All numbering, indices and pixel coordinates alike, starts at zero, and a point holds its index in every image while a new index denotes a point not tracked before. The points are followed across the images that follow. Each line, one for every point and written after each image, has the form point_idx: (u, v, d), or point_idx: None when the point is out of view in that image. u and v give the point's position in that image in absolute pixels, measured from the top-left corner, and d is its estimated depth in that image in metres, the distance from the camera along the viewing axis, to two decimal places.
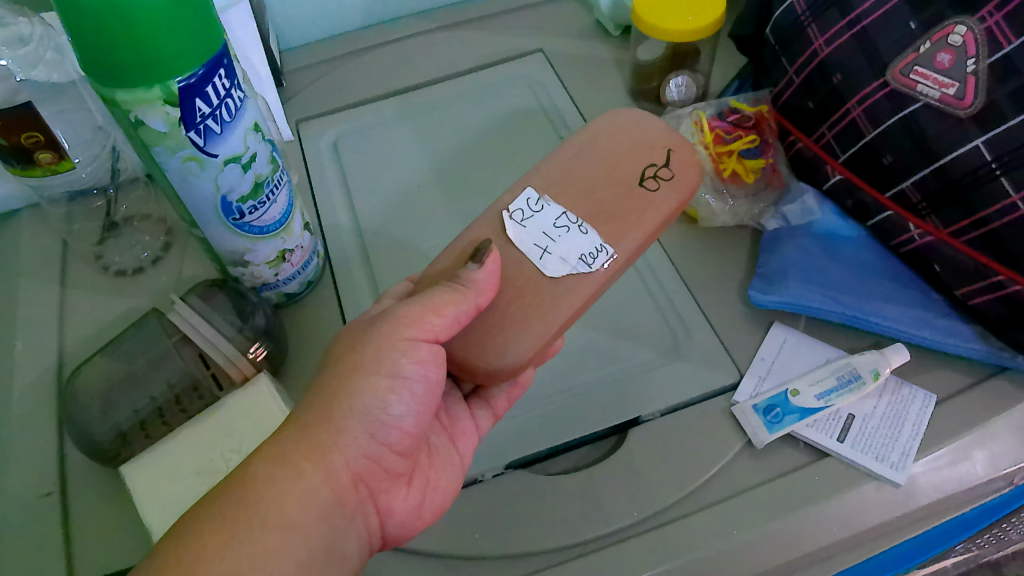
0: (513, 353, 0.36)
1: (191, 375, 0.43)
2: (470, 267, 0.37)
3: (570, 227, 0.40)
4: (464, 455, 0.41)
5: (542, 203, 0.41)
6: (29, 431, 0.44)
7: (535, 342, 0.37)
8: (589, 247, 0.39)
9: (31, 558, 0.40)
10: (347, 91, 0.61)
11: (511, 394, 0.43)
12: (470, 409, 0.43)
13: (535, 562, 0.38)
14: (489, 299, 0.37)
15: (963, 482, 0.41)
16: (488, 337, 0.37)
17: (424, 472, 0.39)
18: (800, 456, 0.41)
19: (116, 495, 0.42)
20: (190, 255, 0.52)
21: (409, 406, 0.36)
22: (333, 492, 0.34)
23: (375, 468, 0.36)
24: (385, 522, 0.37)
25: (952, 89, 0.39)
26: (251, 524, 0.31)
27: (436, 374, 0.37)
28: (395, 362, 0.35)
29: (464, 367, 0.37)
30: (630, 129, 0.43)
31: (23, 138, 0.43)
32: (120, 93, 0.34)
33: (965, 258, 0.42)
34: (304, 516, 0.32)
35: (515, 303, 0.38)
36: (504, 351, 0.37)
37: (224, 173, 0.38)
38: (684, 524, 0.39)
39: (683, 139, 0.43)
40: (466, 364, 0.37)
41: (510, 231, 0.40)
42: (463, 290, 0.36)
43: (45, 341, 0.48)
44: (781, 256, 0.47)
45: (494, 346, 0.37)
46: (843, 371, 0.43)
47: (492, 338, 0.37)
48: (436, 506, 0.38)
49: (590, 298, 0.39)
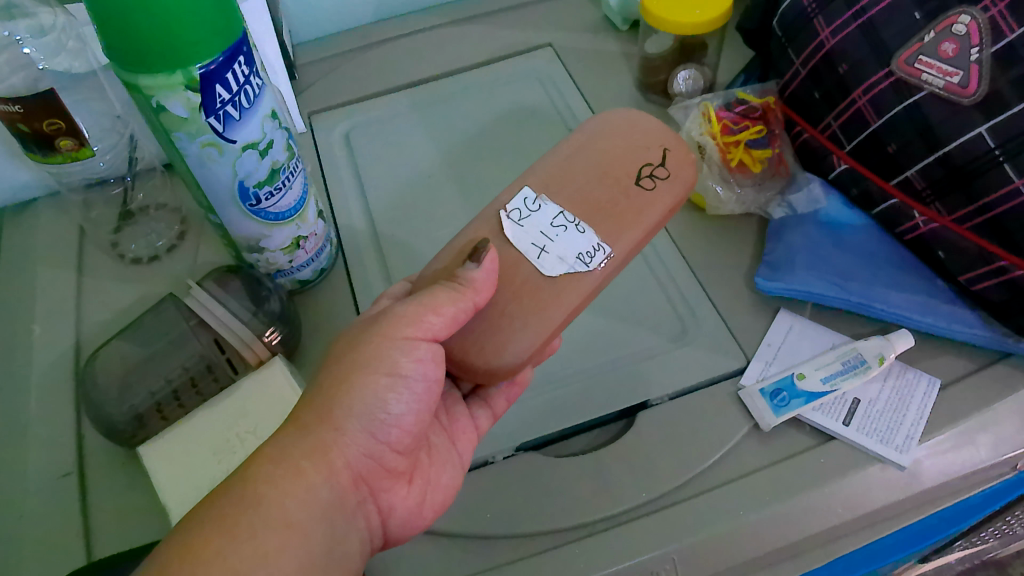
0: (512, 351, 0.37)
1: (204, 358, 0.44)
2: (468, 266, 0.37)
3: (568, 226, 0.40)
4: (464, 456, 0.41)
5: (539, 202, 0.41)
6: (48, 413, 0.45)
7: (535, 338, 0.37)
8: (586, 247, 0.39)
9: (51, 534, 0.41)
10: (358, 84, 0.62)
11: (510, 392, 0.42)
12: (469, 408, 0.43)
13: (545, 542, 0.39)
14: (487, 297, 0.37)
15: (966, 465, 0.41)
16: (488, 336, 0.38)
17: (424, 470, 0.39)
18: (806, 439, 0.42)
19: (132, 475, 0.43)
20: (204, 243, 0.53)
21: (409, 404, 0.37)
22: (333, 491, 0.34)
23: (375, 466, 0.37)
24: (386, 520, 0.37)
25: (954, 78, 0.40)
26: (254, 521, 0.32)
27: (435, 373, 0.37)
28: (395, 360, 0.36)
29: (463, 366, 0.38)
30: (629, 127, 0.44)
31: (44, 125, 0.44)
32: (142, 79, 0.34)
33: (968, 243, 0.43)
34: (304, 514, 0.33)
35: (513, 301, 0.38)
36: (503, 350, 0.37)
37: (242, 159, 0.39)
38: (692, 505, 0.40)
39: (677, 138, 0.43)
40: (464, 363, 0.38)
41: (507, 231, 0.40)
42: (462, 289, 0.36)
43: (63, 325, 0.49)
44: (787, 246, 0.48)
45: (493, 344, 0.37)
46: (848, 356, 0.44)
47: (491, 336, 0.38)
48: (436, 504, 0.39)
49: (592, 289, 0.39)
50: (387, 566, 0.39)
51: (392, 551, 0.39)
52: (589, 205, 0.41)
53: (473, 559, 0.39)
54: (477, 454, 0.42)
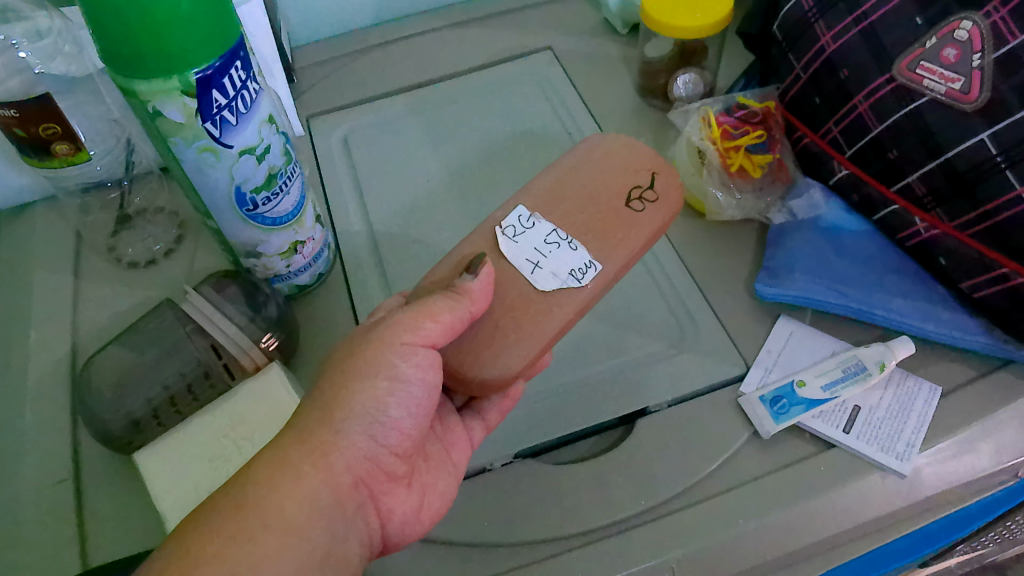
0: (505, 363, 0.37)
1: (202, 364, 0.44)
2: (465, 277, 0.37)
3: (561, 243, 0.40)
4: (459, 465, 0.41)
5: (533, 219, 0.41)
6: (44, 418, 0.45)
7: (528, 352, 0.37)
8: (579, 263, 0.39)
9: (47, 542, 0.40)
10: (357, 88, 0.61)
11: (503, 405, 0.42)
12: (462, 419, 0.42)
13: (542, 550, 0.39)
14: (483, 308, 0.37)
15: (968, 473, 0.41)
16: (482, 347, 0.37)
17: (422, 475, 0.39)
18: (806, 447, 0.42)
19: (129, 482, 0.42)
20: (202, 247, 0.53)
21: (408, 409, 0.36)
22: (333, 494, 0.34)
23: (375, 469, 0.36)
24: (385, 524, 0.37)
25: (956, 84, 0.39)
26: (253, 526, 0.31)
27: (434, 379, 0.36)
28: (393, 364, 0.35)
29: (458, 376, 0.37)
30: (616, 152, 0.43)
31: (40, 130, 0.44)
32: (138, 84, 0.34)
33: (969, 250, 0.43)
34: (304, 518, 0.33)
35: (509, 315, 0.38)
36: (495, 360, 0.37)
37: (239, 164, 0.39)
38: (690, 513, 0.39)
39: (665, 163, 0.43)
40: (459, 374, 0.37)
41: (502, 247, 0.40)
42: (458, 297, 0.36)
43: (60, 329, 0.48)
44: (787, 251, 0.48)
45: (487, 355, 0.37)
46: (849, 363, 0.43)
47: (484, 347, 0.37)
48: (434, 510, 0.38)
49: (581, 309, 0.39)
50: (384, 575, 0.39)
51: (389, 558, 0.39)
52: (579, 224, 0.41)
53: (471, 568, 0.38)
54: (474, 461, 0.42)
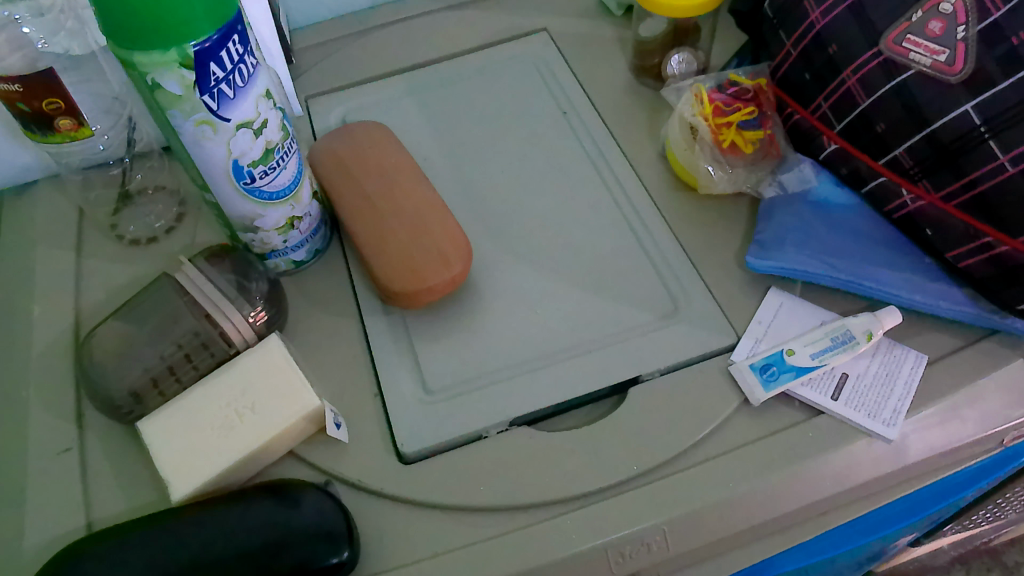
0: (365, 201, 0.48)
1: (198, 334, 0.44)
2: (356, 170, 0.50)
3: None
4: None
5: None
6: (47, 388, 0.45)
7: (391, 228, 0.47)
8: None
9: (52, 508, 0.41)
10: (356, 69, 0.62)
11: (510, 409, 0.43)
12: None
13: (537, 514, 0.40)
14: (371, 177, 0.49)
15: (955, 438, 0.42)
16: (369, 201, 0.48)
17: None
18: (795, 414, 0.43)
19: (131, 450, 0.43)
20: (202, 223, 0.53)
21: (430, 216, 0.48)
22: None
23: None
24: None
25: (942, 57, 0.41)
26: None
27: (414, 210, 0.48)
28: (415, 183, 0.49)
29: (371, 227, 0.47)
30: (357, 133, 0.52)
31: (43, 104, 0.45)
32: (137, 55, 0.35)
33: (956, 221, 0.44)
34: None
35: (377, 196, 0.49)
36: (355, 162, 0.50)
37: (236, 137, 0.40)
38: (681, 479, 0.40)
39: (363, 129, 0.53)
40: (375, 222, 0.47)
41: None
42: (385, 171, 0.50)
43: (63, 303, 0.49)
44: (777, 224, 0.49)
45: (357, 168, 0.50)
46: (837, 332, 0.44)
47: (367, 192, 0.49)
48: None
49: (394, 209, 0.48)
50: (383, 539, 0.40)
51: (388, 519, 0.40)
52: (390, 162, 0.50)
53: (468, 531, 0.40)
54: (471, 427, 0.42)
